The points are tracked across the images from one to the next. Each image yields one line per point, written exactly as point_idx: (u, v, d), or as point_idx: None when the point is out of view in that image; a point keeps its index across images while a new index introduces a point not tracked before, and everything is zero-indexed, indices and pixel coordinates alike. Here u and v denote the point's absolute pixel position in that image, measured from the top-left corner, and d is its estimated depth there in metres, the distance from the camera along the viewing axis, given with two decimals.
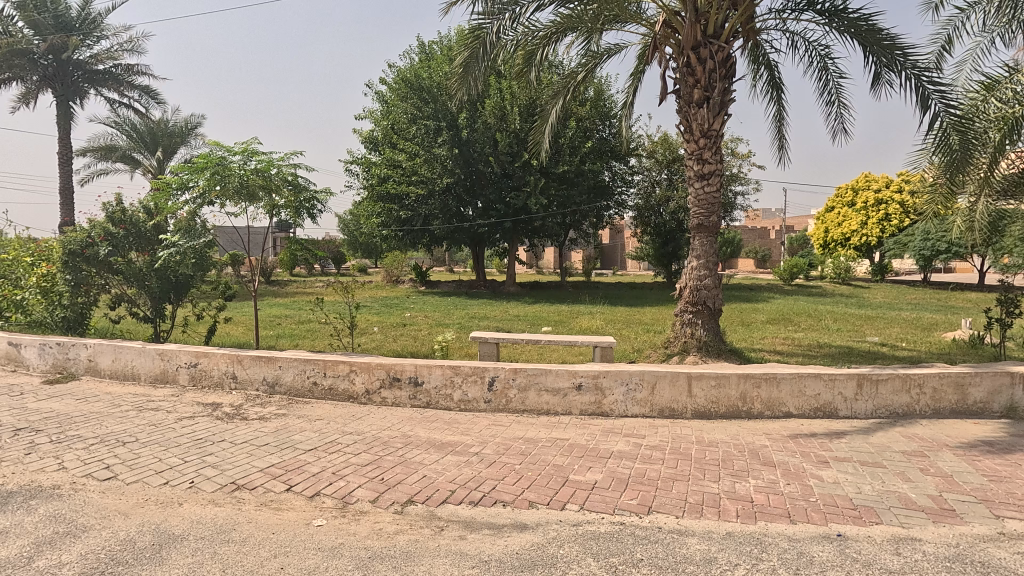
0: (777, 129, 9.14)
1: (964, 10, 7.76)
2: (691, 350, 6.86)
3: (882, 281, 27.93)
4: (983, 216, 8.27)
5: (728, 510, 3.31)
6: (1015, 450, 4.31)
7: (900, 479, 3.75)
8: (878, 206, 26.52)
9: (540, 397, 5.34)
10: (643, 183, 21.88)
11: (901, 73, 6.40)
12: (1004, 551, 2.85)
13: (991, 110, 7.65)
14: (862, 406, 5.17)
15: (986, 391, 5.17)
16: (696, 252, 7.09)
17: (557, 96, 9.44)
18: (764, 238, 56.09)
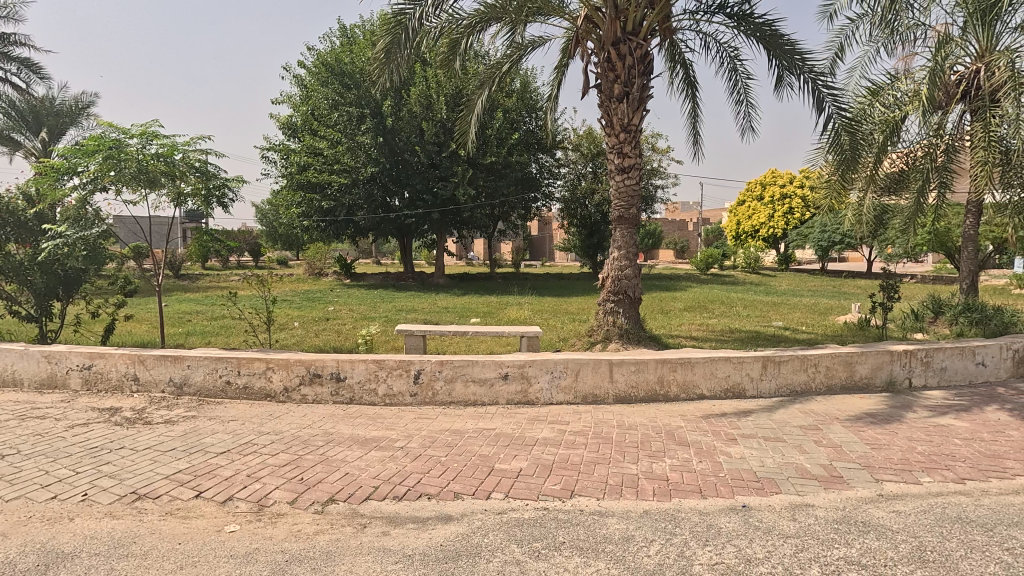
0: (693, 125, 9.56)
1: (853, 21, 8.50)
2: (612, 338, 7.10)
3: (787, 270, 30.09)
4: (870, 211, 9.14)
5: (646, 490, 3.47)
6: (893, 421, 4.81)
7: (797, 452, 4.08)
8: (783, 199, 28.66)
9: (467, 388, 5.34)
10: (569, 176, 22.36)
11: (800, 77, 6.89)
12: (881, 511, 3.18)
13: (876, 114, 8.44)
14: (766, 385, 5.56)
15: (870, 367, 5.73)
16: (617, 243, 7.31)
17: (483, 87, 9.37)
18: (683, 229, 59.05)
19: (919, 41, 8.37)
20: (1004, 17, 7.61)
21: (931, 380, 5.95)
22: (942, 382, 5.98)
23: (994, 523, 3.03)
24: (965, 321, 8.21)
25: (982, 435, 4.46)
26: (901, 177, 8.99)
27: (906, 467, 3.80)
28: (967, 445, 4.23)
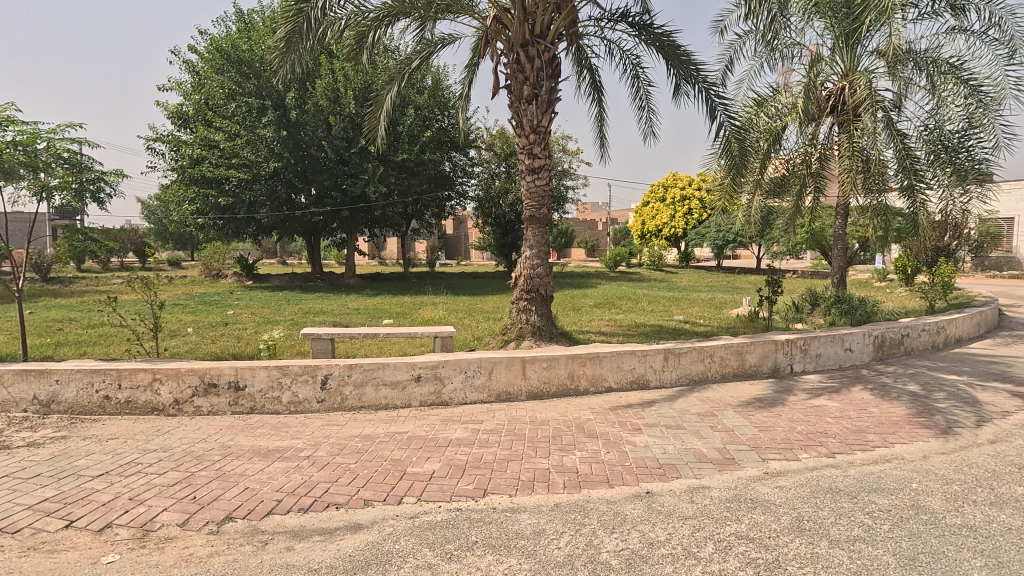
0: (599, 127, 9.91)
1: (741, 37, 9.21)
2: (525, 336, 7.21)
3: (688, 267, 32.12)
4: (757, 212, 9.96)
5: (557, 483, 3.55)
6: (777, 404, 5.29)
7: (695, 437, 4.37)
8: (684, 200, 30.52)
9: (378, 391, 5.19)
10: (483, 175, 22.45)
11: (695, 86, 7.36)
12: (767, 487, 3.48)
13: (761, 123, 9.22)
14: (668, 376, 5.90)
15: (758, 356, 6.26)
16: (529, 243, 7.43)
17: (393, 82, 9.14)
18: (593, 229, 61.27)
19: (795, 59, 9.24)
20: (864, 42, 8.58)
21: (809, 366, 6.60)
22: (818, 367, 6.65)
23: (858, 490, 3.42)
24: (836, 312, 9.17)
25: (849, 413, 5.02)
26: (782, 181, 9.86)
27: (788, 446, 4.18)
28: (837, 422, 4.73)
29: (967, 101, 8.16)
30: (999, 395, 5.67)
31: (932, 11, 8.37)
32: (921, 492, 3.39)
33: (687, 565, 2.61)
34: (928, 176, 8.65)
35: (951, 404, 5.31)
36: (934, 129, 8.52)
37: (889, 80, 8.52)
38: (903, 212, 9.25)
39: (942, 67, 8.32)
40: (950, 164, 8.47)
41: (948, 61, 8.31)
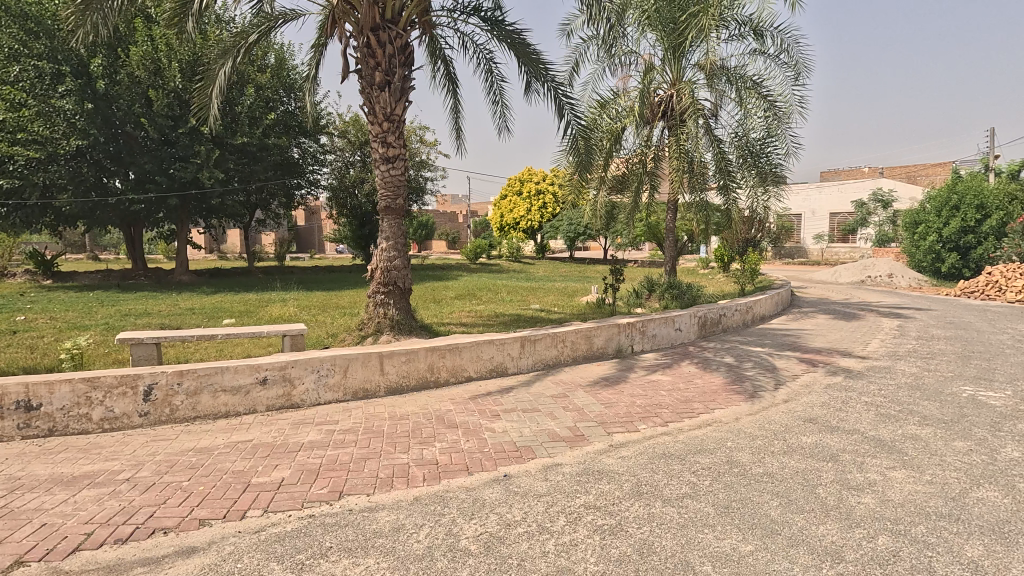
0: (455, 119, 9.92)
1: (585, 41, 9.82)
2: (384, 330, 7.01)
3: (544, 258, 33.67)
4: (602, 206, 10.75)
5: (416, 476, 3.52)
6: (620, 381, 5.79)
7: (549, 418, 4.61)
8: (538, 195, 31.91)
9: (216, 398, 4.69)
10: (336, 164, 21.27)
11: (544, 84, 7.69)
12: (611, 458, 3.80)
13: (604, 124, 9.95)
14: (525, 362, 6.14)
15: (604, 339, 6.79)
16: (385, 234, 7.22)
17: (226, 56, 8.22)
18: (454, 221, 61.50)
19: (632, 66, 10.09)
20: (687, 55, 9.64)
21: (647, 345, 7.32)
22: (654, 346, 7.40)
23: (686, 453, 3.87)
24: (669, 296, 10.27)
25: (679, 385, 5.67)
26: (623, 179, 10.74)
27: (630, 419, 4.60)
28: (670, 394, 5.32)
29: (766, 114, 9.60)
30: (790, 361, 6.81)
31: (739, 33, 9.67)
32: (733, 449, 3.95)
33: (541, 540, 2.75)
34: (738, 177, 10.04)
35: (756, 371, 6.26)
36: (742, 137, 9.88)
37: (707, 91, 9.69)
38: (719, 209, 10.63)
39: (747, 83, 9.67)
40: (754, 168, 9.91)
41: (751, 79, 9.68)
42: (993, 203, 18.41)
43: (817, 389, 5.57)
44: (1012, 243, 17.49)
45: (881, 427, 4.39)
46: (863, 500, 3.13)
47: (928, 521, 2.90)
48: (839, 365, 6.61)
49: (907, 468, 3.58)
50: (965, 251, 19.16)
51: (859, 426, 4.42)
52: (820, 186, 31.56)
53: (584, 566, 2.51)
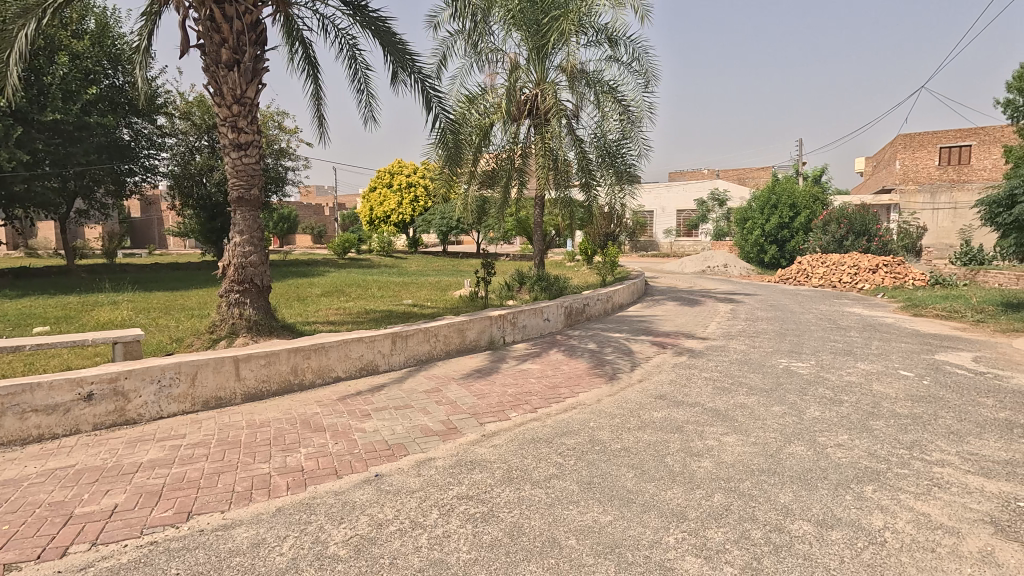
0: (317, 106, 9.36)
1: (452, 35, 9.81)
2: (239, 332, 6.43)
3: (416, 253, 33.16)
4: (473, 201, 10.84)
5: (278, 486, 3.30)
6: (492, 372, 5.93)
7: (422, 413, 4.58)
8: (409, 188, 31.33)
9: (25, 421, 3.98)
10: (178, 148, 18.98)
11: (411, 76, 7.55)
12: (483, 448, 3.88)
13: (472, 119, 10.05)
14: (396, 359, 6.02)
15: (477, 332, 6.89)
16: (238, 227, 6.61)
17: (28, 16, 6.92)
18: (320, 214, 58.11)
19: (498, 64, 10.29)
20: (550, 57, 10.05)
21: (518, 336, 7.57)
22: (525, 336, 7.67)
23: (553, 436, 4.08)
24: (538, 288, 10.69)
25: (547, 372, 5.95)
26: (493, 174, 10.92)
27: (501, 408, 4.73)
28: (539, 382, 5.56)
29: (621, 117, 10.34)
30: (645, 345, 7.46)
31: (596, 40, 10.30)
32: (595, 428, 4.24)
33: (414, 535, 2.74)
34: (598, 176, 10.73)
35: (616, 355, 6.77)
36: (600, 138, 10.57)
37: (569, 93, 10.19)
38: (582, 205, 11.24)
39: (604, 87, 10.33)
40: (612, 167, 10.65)
41: (607, 83, 10.36)
42: (802, 203, 21.69)
43: (667, 368, 6.18)
44: (816, 237, 20.77)
45: (718, 399, 4.99)
46: (703, 464, 3.55)
47: (752, 476, 3.37)
48: (685, 346, 7.39)
49: (736, 433, 4.12)
50: (782, 244, 22.36)
51: (700, 399, 4.99)
52: (669, 185, 34.77)
53: (457, 556, 2.55)
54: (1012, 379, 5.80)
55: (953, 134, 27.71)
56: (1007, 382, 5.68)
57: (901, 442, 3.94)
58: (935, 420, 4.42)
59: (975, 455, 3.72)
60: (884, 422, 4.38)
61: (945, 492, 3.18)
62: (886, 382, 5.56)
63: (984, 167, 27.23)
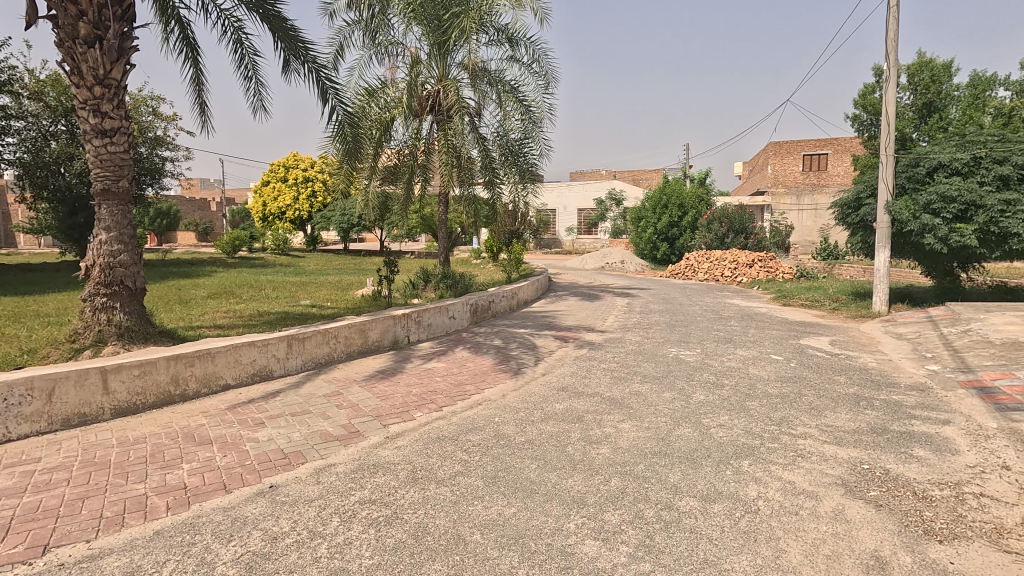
0: (197, 92, 8.60)
1: (348, 25, 9.43)
2: (108, 340, 5.75)
3: (315, 251, 31.61)
4: (374, 197, 10.50)
5: (158, 507, 3.01)
6: (396, 372, 5.81)
7: (322, 418, 4.39)
8: (306, 182, 29.76)
9: None
10: (28, 133, 16.61)
11: (304, 64, 7.17)
12: (387, 450, 3.79)
13: (372, 113, 9.76)
14: (293, 363, 5.71)
15: (379, 332, 6.72)
16: (104, 223, 5.92)
17: None
18: (205, 209, 53.53)
19: (398, 57, 10.06)
20: (451, 53, 9.99)
21: (423, 335, 7.48)
22: (429, 335, 7.59)
23: (459, 433, 4.08)
24: (444, 286, 10.61)
25: (452, 370, 5.94)
26: (395, 170, 10.67)
27: (405, 408, 4.66)
28: (444, 380, 5.53)
29: (523, 117, 10.52)
30: (547, 339, 7.68)
31: (497, 39, 10.39)
32: (500, 423, 4.30)
33: (313, 546, 2.62)
34: (501, 173, 10.87)
35: (520, 350, 6.90)
36: (503, 137, 10.70)
37: (471, 91, 10.19)
38: (486, 202, 11.31)
39: (506, 87, 10.44)
40: (514, 165, 10.82)
41: (509, 83, 10.48)
42: (689, 203, 23.35)
43: (568, 361, 6.41)
44: (701, 235, 22.48)
45: (615, 387, 5.26)
46: (601, 451, 3.72)
47: (645, 459, 3.59)
48: (585, 340, 7.70)
49: (632, 419, 4.37)
50: (672, 241, 23.95)
51: (599, 389, 5.23)
52: (569, 184, 35.93)
53: (359, 562, 2.48)
54: (860, 359, 6.66)
55: (812, 143, 31.23)
56: (855, 361, 6.52)
57: (772, 419, 4.38)
58: (800, 398, 4.97)
59: (831, 427, 4.23)
60: (758, 401, 4.86)
61: (807, 461, 3.59)
62: (761, 366, 6.16)
63: (837, 173, 30.86)
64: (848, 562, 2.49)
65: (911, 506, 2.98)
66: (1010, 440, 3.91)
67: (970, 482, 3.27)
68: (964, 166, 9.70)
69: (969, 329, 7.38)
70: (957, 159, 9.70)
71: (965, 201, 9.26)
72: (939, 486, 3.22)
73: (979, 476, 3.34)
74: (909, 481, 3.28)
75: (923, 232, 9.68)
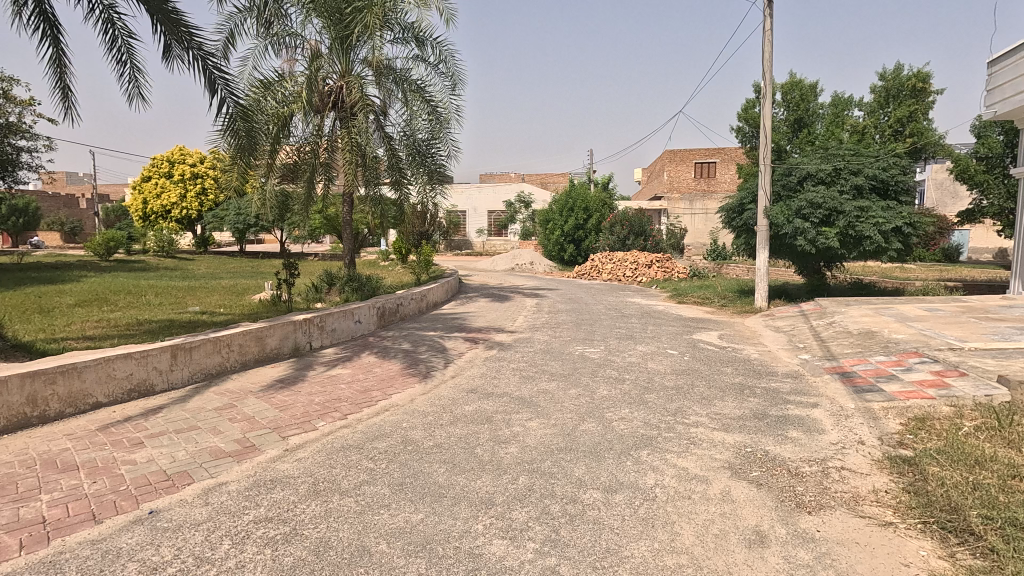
0: (59, 75, 7.64)
1: (240, 12, 8.85)
2: None
3: (206, 253, 29.27)
4: (272, 196, 9.89)
5: (10, 546, 2.63)
6: (296, 381, 5.51)
7: (212, 434, 4.06)
8: (194, 179, 27.53)
9: None
10: None
11: (189, 51, 6.61)
12: (285, 464, 3.58)
13: (268, 107, 9.24)
14: (178, 375, 5.23)
15: (278, 339, 6.34)
16: None
17: None
18: (72, 206, 47.70)
19: (297, 49, 9.61)
20: (354, 49, 9.67)
21: (326, 340, 7.16)
22: (334, 340, 7.29)
23: (364, 442, 3.94)
24: (349, 289, 10.21)
25: (357, 376, 5.74)
26: (294, 167, 10.17)
27: (306, 418, 4.43)
28: (349, 387, 5.33)
29: (430, 117, 10.42)
30: (457, 341, 7.65)
31: (403, 37, 10.21)
32: (408, 428, 4.22)
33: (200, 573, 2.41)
34: (409, 174, 10.67)
35: (429, 354, 6.81)
36: (410, 137, 10.54)
37: (375, 88, 9.91)
38: (393, 203, 11.08)
39: (412, 86, 10.27)
40: (422, 166, 10.67)
41: (415, 82, 10.31)
42: (593, 206, 24.30)
43: (477, 362, 6.42)
44: (605, 237, 23.46)
45: (523, 387, 5.35)
46: (509, 450, 3.76)
47: (551, 456, 3.67)
48: (495, 340, 7.75)
49: (539, 417, 4.46)
50: (578, 242, 24.79)
51: (508, 389, 5.28)
52: (478, 186, 36.10)
53: None
54: (744, 351, 7.28)
55: (703, 152, 33.69)
56: (740, 353, 7.11)
57: (668, 410, 4.66)
58: (692, 389, 5.34)
59: (719, 414, 4.58)
60: (655, 394, 5.15)
61: (698, 447, 3.86)
62: (658, 360, 6.54)
63: (725, 180, 33.53)
64: (733, 539, 2.70)
65: (786, 483, 3.30)
66: (865, 418, 4.46)
67: (834, 457, 3.68)
68: (827, 175, 10.90)
69: (833, 321, 8.31)
70: (821, 170, 10.89)
71: (829, 207, 10.41)
72: (809, 463, 3.59)
73: (841, 451, 3.77)
74: (784, 460, 3.63)
75: (795, 235, 10.77)
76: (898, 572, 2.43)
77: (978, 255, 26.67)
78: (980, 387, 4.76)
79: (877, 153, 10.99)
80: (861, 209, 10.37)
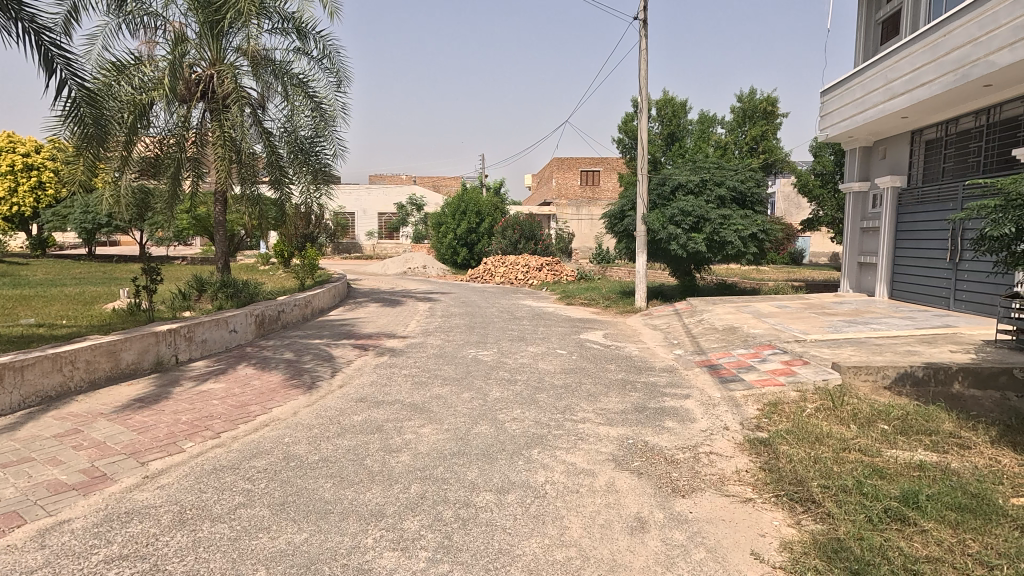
0: None
1: None
2: None
3: (43, 256, 25.36)
4: (129, 192, 8.81)
5: None
6: (159, 399, 4.96)
7: (50, 466, 3.52)
8: (28, 171, 23.76)
9: None
10: None
11: (18, 23, 5.70)
12: (145, 493, 3.20)
13: (122, 93, 8.23)
14: (5, 400, 4.46)
15: (136, 353, 5.66)
16: None
17: None
18: None
19: (157, 31, 8.67)
20: (226, 35, 8.94)
21: (196, 353, 6.52)
22: (204, 353, 6.65)
23: (240, 461, 3.64)
24: (223, 296, 9.38)
25: (233, 390, 5.28)
26: (156, 162, 9.16)
27: (170, 440, 4.00)
28: (222, 403, 4.89)
29: (313, 114, 9.90)
30: (346, 349, 7.33)
31: (282, 28, 9.62)
32: (290, 443, 3.96)
33: None
34: (290, 173, 10.10)
35: (314, 363, 6.46)
36: (291, 133, 9.95)
37: (252, 80, 9.23)
38: (272, 203, 10.39)
39: (293, 79, 9.65)
40: (305, 165, 10.16)
41: (297, 76, 9.73)
42: (485, 210, 24.59)
43: (367, 370, 6.20)
44: (497, 240, 23.82)
45: (415, 393, 5.26)
46: (401, 459, 3.67)
47: (444, 461, 3.65)
48: (386, 346, 7.53)
49: (432, 423, 4.40)
50: (471, 246, 24.93)
51: (400, 396, 5.16)
52: (367, 187, 34.98)
53: None
54: (626, 348, 7.74)
55: (588, 161, 35.48)
56: (622, 351, 7.55)
57: (558, 409, 4.83)
58: (580, 387, 5.57)
59: (604, 409, 4.84)
60: (545, 393, 5.31)
61: (585, 442, 4.03)
62: (549, 360, 6.75)
63: (608, 188, 35.56)
64: (617, 527, 2.86)
65: (662, 470, 3.55)
66: (728, 406, 4.94)
67: (702, 443, 4.04)
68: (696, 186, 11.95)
69: (702, 318, 9.11)
70: (690, 180, 11.91)
71: (697, 215, 11.43)
72: (682, 450, 3.90)
73: (709, 437, 4.14)
74: (661, 449, 3.91)
75: (669, 240, 11.68)
76: (756, 542, 2.71)
77: (817, 258, 30.76)
78: (819, 373, 5.47)
79: (736, 166, 12.26)
80: (724, 217, 11.50)
